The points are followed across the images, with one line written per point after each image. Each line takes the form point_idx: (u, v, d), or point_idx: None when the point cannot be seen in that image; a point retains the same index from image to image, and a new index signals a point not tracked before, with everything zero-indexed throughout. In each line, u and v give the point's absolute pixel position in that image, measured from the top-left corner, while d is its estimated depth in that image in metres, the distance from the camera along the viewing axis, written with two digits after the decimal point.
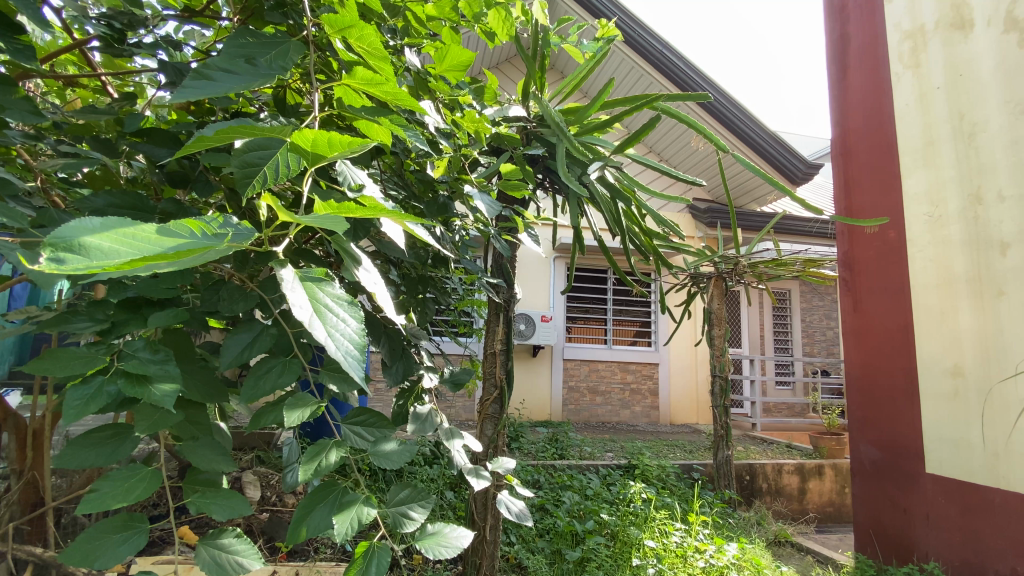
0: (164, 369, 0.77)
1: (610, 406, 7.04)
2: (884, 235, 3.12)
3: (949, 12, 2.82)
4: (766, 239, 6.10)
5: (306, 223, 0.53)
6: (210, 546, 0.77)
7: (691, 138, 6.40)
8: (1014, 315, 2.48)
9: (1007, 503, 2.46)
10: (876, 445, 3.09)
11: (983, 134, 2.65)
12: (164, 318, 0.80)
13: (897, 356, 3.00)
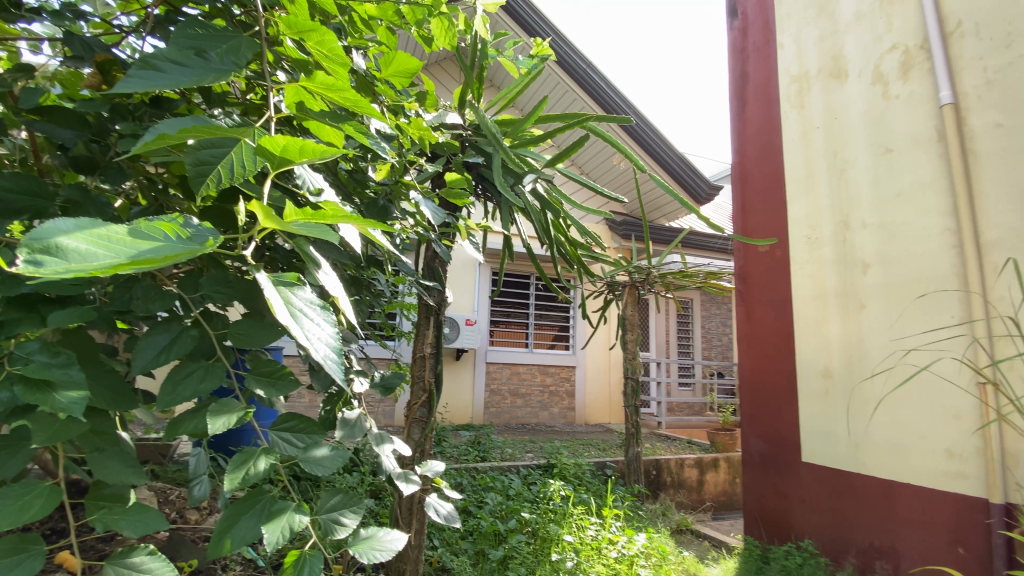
0: (68, 374, 0.70)
1: (530, 409, 7.21)
2: (773, 253, 3.54)
3: (827, 62, 3.26)
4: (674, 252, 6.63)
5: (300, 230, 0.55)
6: (118, 566, 0.72)
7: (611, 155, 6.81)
8: (872, 325, 2.90)
9: (866, 485, 2.87)
10: (762, 438, 3.50)
11: (852, 170, 3.08)
12: (64, 319, 0.73)
13: (781, 359, 3.42)
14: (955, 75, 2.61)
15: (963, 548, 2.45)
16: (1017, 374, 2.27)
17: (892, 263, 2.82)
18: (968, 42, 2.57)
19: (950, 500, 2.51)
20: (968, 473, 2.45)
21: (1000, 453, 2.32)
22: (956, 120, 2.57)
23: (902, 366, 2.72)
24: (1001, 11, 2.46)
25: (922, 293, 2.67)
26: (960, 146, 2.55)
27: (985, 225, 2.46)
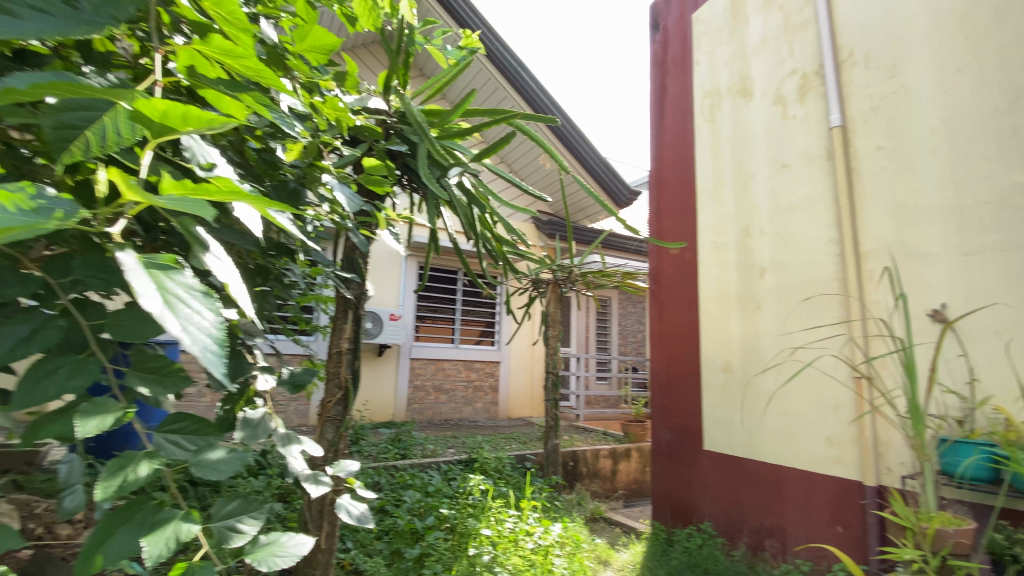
0: None
1: (454, 404, 7.14)
2: (684, 256, 3.78)
3: (736, 81, 3.53)
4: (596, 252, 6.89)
5: (170, 205, 0.50)
6: None
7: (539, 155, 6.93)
8: (765, 325, 3.19)
9: (760, 470, 3.14)
10: (670, 429, 3.74)
11: (754, 182, 3.35)
12: None
13: (688, 356, 3.67)
14: (845, 100, 2.88)
15: (841, 526, 2.70)
16: (887, 370, 2.54)
17: (785, 269, 3.11)
18: (857, 71, 2.83)
19: (831, 483, 2.77)
20: (845, 459, 2.71)
21: (874, 441, 2.56)
22: (844, 140, 2.84)
23: (791, 362, 3.03)
24: (885, 45, 2.73)
25: (808, 296, 2.97)
26: (847, 164, 2.82)
27: (866, 237, 2.72)
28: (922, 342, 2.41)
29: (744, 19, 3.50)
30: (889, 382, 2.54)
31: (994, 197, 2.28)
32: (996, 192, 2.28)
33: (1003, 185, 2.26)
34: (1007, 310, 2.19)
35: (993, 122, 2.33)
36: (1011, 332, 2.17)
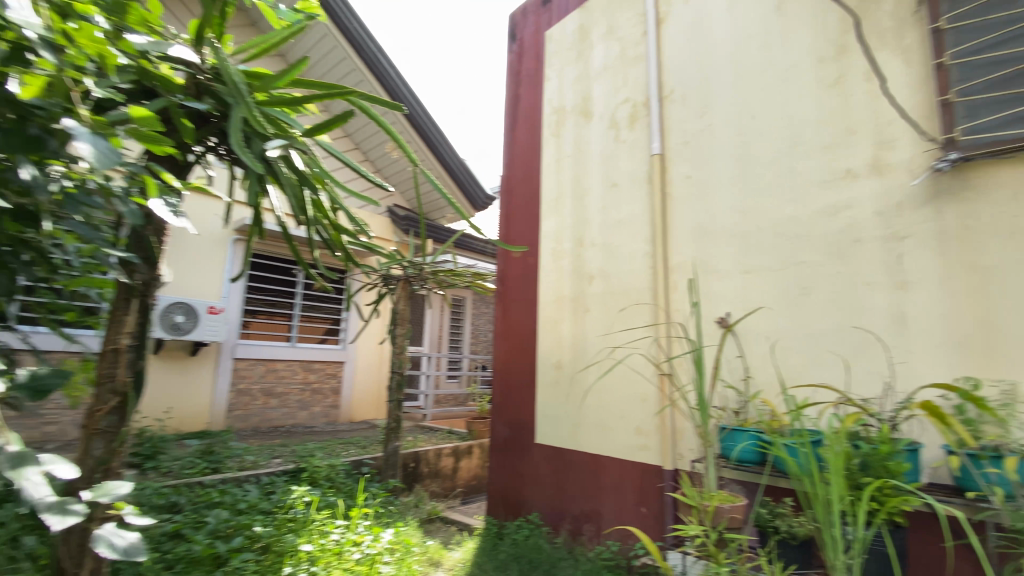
0: None
1: (286, 409, 6.46)
2: (527, 259, 3.96)
3: (579, 101, 3.80)
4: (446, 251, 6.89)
5: None
6: None
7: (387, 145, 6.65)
8: (592, 327, 3.48)
9: (581, 460, 3.41)
10: (507, 425, 3.88)
11: (589, 196, 3.65)
12: None
13: (526, 355, 3.84)
14: (665, 131, 3.29)
15: (645, 506, 3.04)
16: (682, 368, 2.96)
17: (610, 277, 3.43)
18: (674, 108, 3.26)
19: (638, 468, 3.11)
20: (649, 445, 3.07)
21: (672, 430, 2.96)
22: (662, 167, 3.25)
23: (610, 361, 3.35)
24: (697, 88, 3.17)
25: (624, 303, 3.32)
26: (663, 188, 3.23)
27: (673, 252, 3.14)
28: (707, 344, 2.89)
29: (589, 45, 3.79)
30: (683, 378, 2.96)
31: (767, 225, 2.78)
32: (770, 222, 2.78)
33: (774, 217, 2.76)
34: (772, 317, 2.70)
35: (770, 164, 2.82)
36: (772, 336, 2.68)
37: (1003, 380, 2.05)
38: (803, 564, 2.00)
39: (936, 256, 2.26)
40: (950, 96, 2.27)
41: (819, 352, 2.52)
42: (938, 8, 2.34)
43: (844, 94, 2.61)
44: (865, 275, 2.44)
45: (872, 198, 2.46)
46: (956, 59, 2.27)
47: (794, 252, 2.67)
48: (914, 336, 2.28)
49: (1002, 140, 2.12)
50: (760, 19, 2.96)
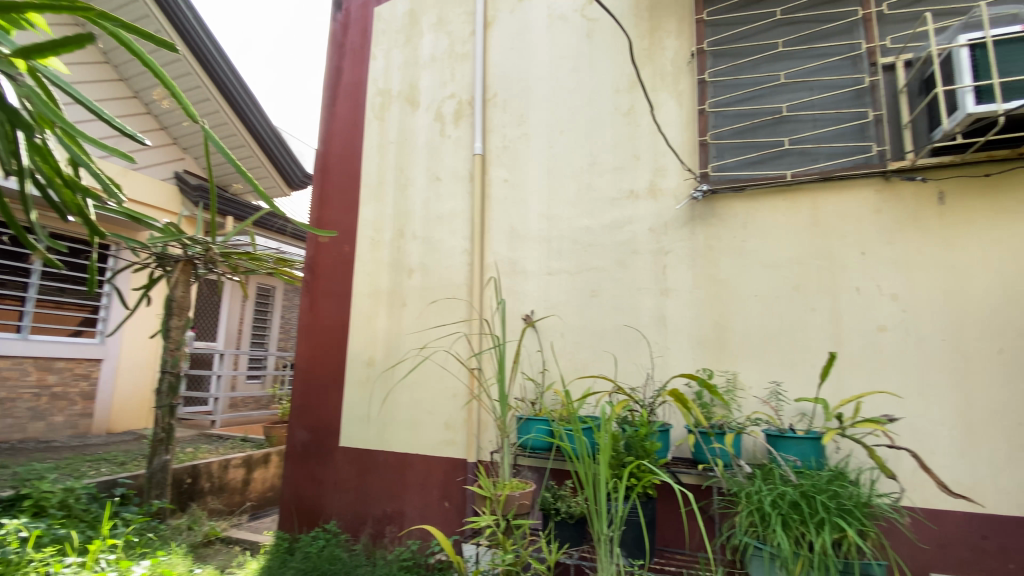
0: None
1: (8, 422, 4.92)
2: (340, 248, 3.70)
3: (406, 88, 3.69)
4: (246, 231, 6.12)
5: None
6: None
7: (156, 92, 5.63)
8: (406, 322, 3.41)
9: (387, 460, 3.30)
10: (308, 428, 3.55)
11: (410, 187, 3.56)
12: None
13: (334, 350, 3.58)
14: (486, 133, 3.38)
15: (448, 501, 3.08)
16: (488, 362, 3.10)
17: (426, 271, 3.41)
18: (496, 111, 3.38)
19: (443, 464, 3.14)
20: (456, 440, 3.13)
21: (478, 424, 3.05)
22: (482, 167, 3.33)
23: (422, 357, 3.32)
24: (517, 95, 3.34)
25: (435, 298, 3.35)
26: (481, 188, 3.31)
27: (487, 251, 3.25)
28: (511, 340, 3.08)
29: (418, 33, 3.71)
30: (488, 372, 3.11)
31: (568, 232, 3.05)
32: (570, 230, 3.05)
33: (574, 226, 3.04)
34: (567, 317, 2.96)
35: (574, 177, 3.10)
36: (566, 333, 2.94)
37: (727, 370, 2.60)
38: (577, 541, 2.23)
39: (691, 270, 2.75)
40: (708, 137, 2.81)
41: (602, 348, 2.86)
42: (705, 63, 2.87)
43: (634, 124, 3.00)
44: (640, 282, 2.84)
45: (649, 217, 2.88)
46: (715, 107, 2.83)
47: (589, 259, 2.97)
48: (671, 335, 2.73)
49: (740, 177, 2.72)
50: (573, 42, 3.23)
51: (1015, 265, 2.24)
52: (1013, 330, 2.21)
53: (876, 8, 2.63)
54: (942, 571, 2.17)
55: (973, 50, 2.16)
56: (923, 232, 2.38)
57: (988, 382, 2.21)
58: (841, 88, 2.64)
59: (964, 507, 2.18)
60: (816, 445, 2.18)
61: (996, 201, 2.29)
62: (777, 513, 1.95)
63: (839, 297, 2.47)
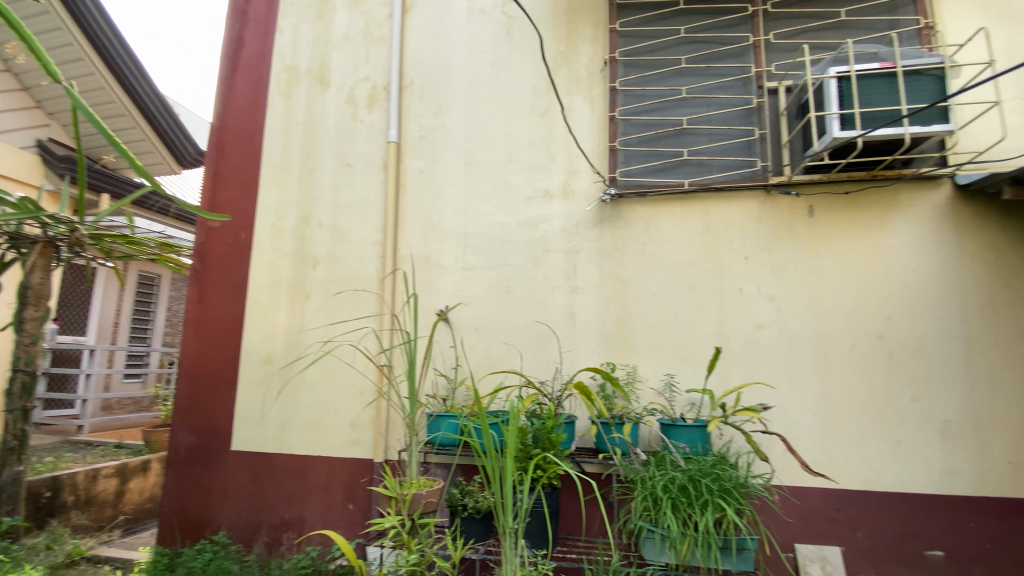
0: None
1: None
2: (237, 235, 3.40)
3: (316, 67, 3.48)
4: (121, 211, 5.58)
5: None
6: None
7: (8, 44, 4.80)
8: (311, 315, 3.23)
9: (286, 463, 3.10)
10: (194, 432, 3.23)
11: (319, 173, 3.37)
12: None
13: (227, 346, 3.29)
14: (402, 121, 3.29)
15: (352, 503, 2.97)
16: (398, 359, 3.04)
17: (334, 262, 3.25)
18: (413, 100, 3.30)
19: (348, 465, 3.02)
20: (362, 440, 3.03)
21: (385, 422, 2.98)
22: (397, 156, 3.23)
23: (325, 352, 3.17)
24: (435, 85, 3.28)
25: (343, 291, 3.20)
26: (396, 178, 3.21)
27: (400, 244, 3.16)
28: (422, 336, 3.03)
29: (330, 9, 3.52)
30: (398, 369, 3.04)
31: (484, 227, 3.06)
32: (486, 225, 3.06)
33: (489, 221, 3.05)
34: (480, 312, 2.97)
35: (491, 173, 3.11)
36: (479, 328, 2.95)
37: (628, 363, 2.74)
38: (482, 536, 2.25)
39: (599, 269, 2.87)
40: (617, 143, 2.97)
41: (514, 344, 2.90)
42: (616, 72, 3.03)
43: (549, 124, 3.07)
44: (552, 279, 2.91)
45: (562, 216, 2.96)
46: (625, 115, 2.99)
47: (503, 255, 3.00)
48: (579, 331, 2.83)
49: (644, 183, 2.89)
50: (492, 37, 3.24)
51: (866, 273, 2.59)
52: (863, 329, 2.56)
53: (764, 37, 2.92)
54: (803, 542, 2.47)
55: (839, 82, 2.47)
56: (796, 241, 2.67)
57: (843, 373, 2.54)
58: (733, 106, 2.90)
59: (822, 484, 2.49)
60: (703, 432, 2.37)
61: (853, 216, 2.63)
62: (667, 497, 2.10)
63: (727, 297, 2.70)
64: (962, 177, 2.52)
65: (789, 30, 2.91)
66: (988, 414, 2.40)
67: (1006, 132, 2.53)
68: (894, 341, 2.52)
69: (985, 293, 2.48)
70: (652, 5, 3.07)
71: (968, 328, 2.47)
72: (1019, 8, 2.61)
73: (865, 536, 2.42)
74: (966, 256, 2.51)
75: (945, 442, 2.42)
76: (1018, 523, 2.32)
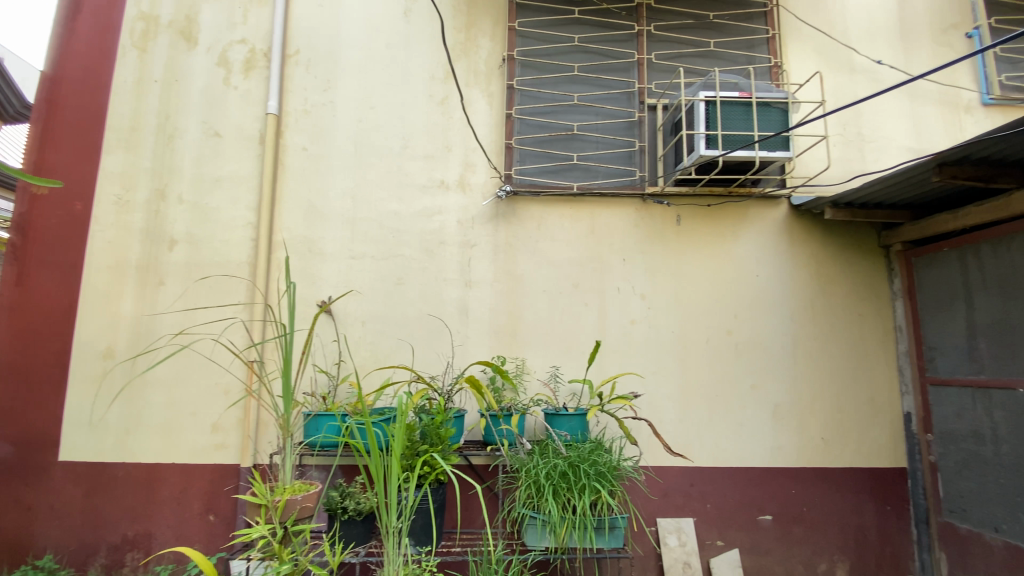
0: None
1: None
2: (70, 206, 2.86)
3: (181, 20, 3.04)
4: None
5: None
6: None
7: None
8: (166, 304, 2.83)
9: (129, 474, 2.69)
10: (6, 441, 2.67)
11: (180, 140, 2.96)
12: None
13: (52, 338, 2.76)
14: (284, 93, 3.01)
15: (213, 514, 2.68)
16: (270, 354, 2.79)
17: (196, 244, 2.87)
18: (298, 71, 3.03)
19: (209, 472, 2.71)
20: (227, 444, 2.74)
21: (255, 423, 2.72)
22: (277, 131, 2.95)
23: (181, 345, 2.80)
24: (323, 59, 3.05)
25: (206, 276, 2.85)
26: (275, 154, 2.93)
27: (279, 227, 2.90)
28: (301, 328, 2.81)
29: None
30: (270, 365, 2.79)
31: (374, 215, 2.92)
32: (376, 213, 2.92)
33: (381, 209, 2.93)
34: (367, 304, 2.84)
35: (383, 158, 2.97)
36: (367, 321, 2.83)
37: (517, 357, 2.82)
38: (363, 538, 2.16)
39: (491, 263, 2.90)
40: (513, 141, 3.02)
41: (403, 338, 2.82)
42: (514, 70, 3.07)
43: (446, 114, 3.02)
44: (445, 272, 2.88)
45: (457, 209, 2.94)
46: (521, 114, 3.05)
47: (394, 245, 2.90)
48: (471, 325, 2.84)
49: (537, 183, 2.98)
50: (389, 16, 3.09)
51: (721, 276, 2.94)
52: (717, 326, 2.90)
53: (647, 56, 3.15)
54: (664, 516, 2.75)
55: (707, 105, 2.76)
56: (667, 246, 2.95)
57: (700, 365, 2.87)
58: (618, 117, 3.10)
59: (680, 463, 2.80)
60: (583, 420, 2.52)
61: (713, 226, 2.98)
62: (549, 484, 2.21)
63: (608, 294, 2.90)
64: (796, 198, 2.98)
65: (668, 52, 3.18)
66: (807, 398, 2.88)
67: (829, 162, 3.03)
68: (740, 336, 2.90)
69: (808, 296, 2.96)
70: (549, 9, 3.16)
71: (794, 326, 2.93)
72: (842, 60, 3.14)
73: (713, 506, 2.77)
74: (796, 265, 2.97)
75: (775, 422, 2.85)
76: (825, 486, 2.81)
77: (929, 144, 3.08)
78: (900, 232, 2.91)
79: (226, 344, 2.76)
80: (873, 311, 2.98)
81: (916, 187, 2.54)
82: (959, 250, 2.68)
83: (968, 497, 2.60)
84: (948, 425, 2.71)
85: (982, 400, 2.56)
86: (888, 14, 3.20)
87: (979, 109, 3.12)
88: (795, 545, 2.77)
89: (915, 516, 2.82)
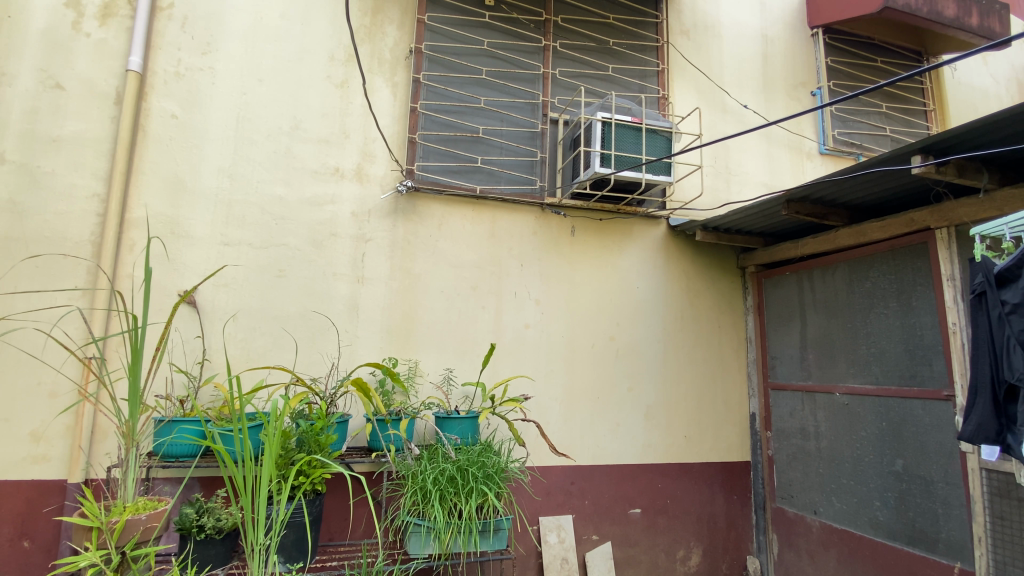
0: None
1: None
2: None
3: None
4: None
5: None
6: None
7: None
8: None
9: None
10: None
11: (7, 89, 2.43)
12: None
13: None
14: (152, 49, 2.62)
15: (28, 540, 2.22)
16: (114, 351, 2.40)
17: (20, 215, 2.37)
18: (172, 28, 2.65)
19: (23, 490, 2.24)
20: (50, 456, 2.28)
21: (89, 430, 2.30)
22: (139, 91, 2.55)
23: None
24: (204, 18, 2.70)
25: (34, 253, 2.36)
26: (135, 118, 2.53)
27: (134, 203, 2.51)
28: (155, 322, 2.45)
29: None
30: (113, 363, 2.40)
31: (256, 199, 2.65)
32: (259, 197, 2.66)
33: (264, 193, 2.67)
34: (242, 296, 2.57)
35: (270, 138, 2.71)
36: (239, 314, 2.55)
37: (409, 359, 2.74)
38: (222, 559, 1.93)
39: (387, 260, 2.79)
40: (417, 137, 2.93)
41: (283, 335, 2.59)
42: (420, 64, 2.99)
43: (346, 99, 2.85)
44: (334, 266, 2.71)
45: (352, 200, 2.78)
46: (426, 110, 2.98)
47: (278, 234, 2.66)
48: (361, 323, 2.70)
49: (440, 181, 2.93)
50: None
51: (607, 286, 3.14)
52: (601, 332, 3.09)
53: (551, 71, 3.27)
54: (545, 514, 2.85)
55: (603, 125, 2.93)
56: (560, 254, 3.07)
57: (585, 369, 3.03)
58: (521, 126, 3.18)
59: (562, 463, 2.92)
60: (473, 423, 2.52)
61: (603, 239, 3.17)
62: (436, 489, 2.19)
63: (504, 298, 2.94)
64: (673, 220, 3.29)
65: (571, 71, 3.33)
66: (674, 399, 3.18)
67: (701, 190, 3.39)
68: (621, 342, 3.12)
69: (679, 309, 3.27)
70: (460, 9, 3.14)
71: (667, 334, 3.22)
72: (717, 100, 3.54)
73: (590, 502, 2.93)
74: (671, 279, 3.28)
75: (647, 421, 3.10)
76: (685, 479, 3.13)
77: (779, 182, 3.59)
78: (754, 256, 3.34)
79: (58, 338, 2.30)
80: (731, 323, 3.40)
81: (769, 218, 2.93)
82: (798, 275, 3.16)
83: (795, 485, 3.06)
84: (783, 423, 3.17)
85: (809, 402, 3.03)
86: (754, 66, 3.68)
87: (817, 157, 3.71)
88: (658, 535, 3.03)
89: (755, 503, 3.25)
